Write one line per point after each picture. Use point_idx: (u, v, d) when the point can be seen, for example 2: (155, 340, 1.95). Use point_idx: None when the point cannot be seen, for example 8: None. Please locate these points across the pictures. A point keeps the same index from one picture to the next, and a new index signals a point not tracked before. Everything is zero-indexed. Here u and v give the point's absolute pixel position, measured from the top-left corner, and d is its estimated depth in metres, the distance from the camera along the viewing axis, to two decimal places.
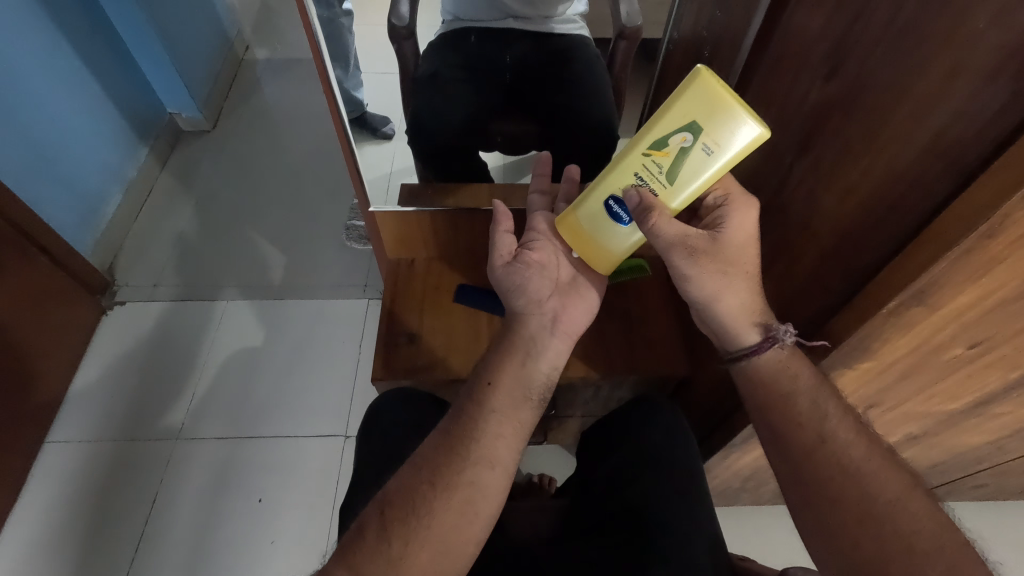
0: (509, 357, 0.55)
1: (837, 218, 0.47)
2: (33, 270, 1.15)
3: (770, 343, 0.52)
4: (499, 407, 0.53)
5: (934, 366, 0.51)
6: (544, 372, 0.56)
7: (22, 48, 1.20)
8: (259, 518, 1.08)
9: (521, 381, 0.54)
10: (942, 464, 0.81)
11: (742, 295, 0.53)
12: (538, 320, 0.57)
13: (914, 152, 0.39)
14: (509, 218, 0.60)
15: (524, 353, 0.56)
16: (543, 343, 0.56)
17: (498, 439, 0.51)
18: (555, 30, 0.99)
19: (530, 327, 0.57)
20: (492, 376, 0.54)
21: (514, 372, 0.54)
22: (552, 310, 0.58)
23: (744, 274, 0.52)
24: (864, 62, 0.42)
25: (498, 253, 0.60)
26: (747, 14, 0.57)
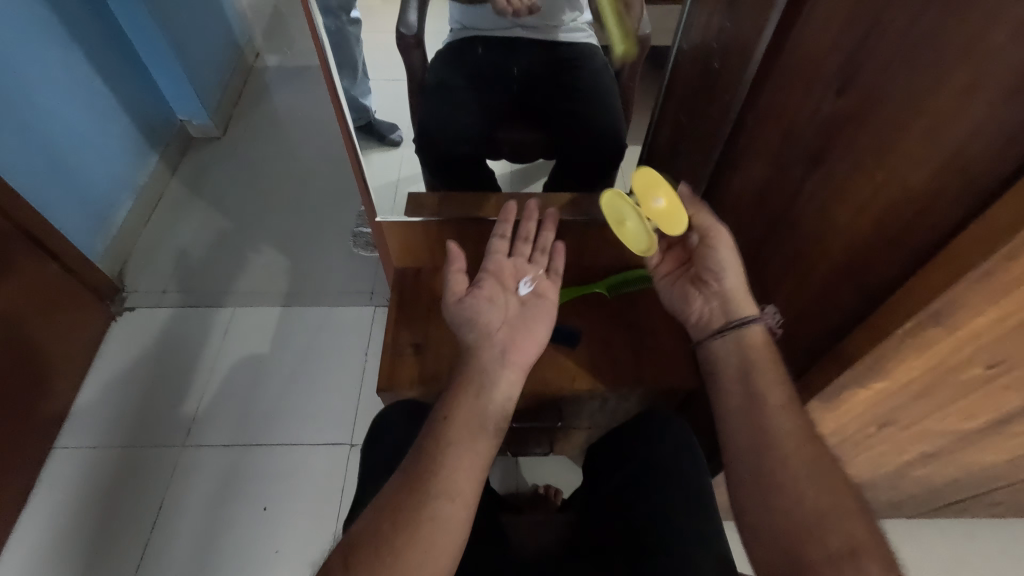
0: (464, 391, 0.55)
1: (849, 235, 0.46)
2: (44, 276, 1.17)
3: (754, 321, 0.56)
4: (455, 439, 0.52)
5: (951, 386, 0.49)
6: (498, 403, 0.55)
7: (35, 58, 1.22)
8: (264, 526, 1.07)
9: (476, 412, 0.54)
10: (958, 481, 0.79)
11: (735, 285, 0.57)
12: (488, 352, 0.57)
13: (930, 170, 0.38)
14: (462, 258, 0.63)
15: (477, 387, 0.55)
16: (494, 374, 0.56)
17: (458, 472, 0.50)
18: (560, 38, 1.00)
19: (481, 359, 0.57)
20: (446, 411, 0.54)
21: (469, 404, 0.54)
22: (501, 343, 0.58)
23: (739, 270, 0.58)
24: (877, 75, 0.41)
25: (451, 290, 0.61)
26: (756, 25, 0.56)
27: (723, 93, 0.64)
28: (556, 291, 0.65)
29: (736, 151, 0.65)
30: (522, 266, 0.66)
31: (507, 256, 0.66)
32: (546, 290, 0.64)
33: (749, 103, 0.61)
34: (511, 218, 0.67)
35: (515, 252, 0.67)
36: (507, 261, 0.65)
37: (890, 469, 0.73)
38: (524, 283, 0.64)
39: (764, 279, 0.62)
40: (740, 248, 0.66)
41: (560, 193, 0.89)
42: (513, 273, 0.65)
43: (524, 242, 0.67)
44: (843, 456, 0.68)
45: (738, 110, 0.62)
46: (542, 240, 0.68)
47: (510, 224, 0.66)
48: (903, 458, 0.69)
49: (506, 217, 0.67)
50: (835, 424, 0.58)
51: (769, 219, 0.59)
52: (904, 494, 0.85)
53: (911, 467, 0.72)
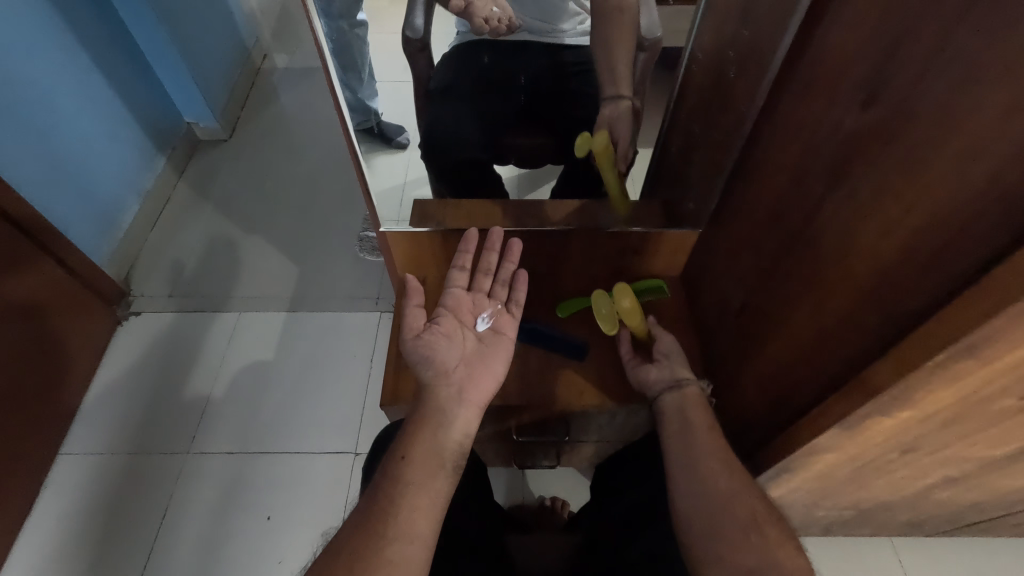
0: (422, 428, 0.54)
1: (874, 258, 0.43)
2: (51, 282, 1.17)
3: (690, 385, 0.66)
4: (414, 480, 0.51)
5: (981, 416, 0.47)
6: (456, 440, 0.55)
7: (43, 63, 1.22)
8: (269, 536, 1.07)
9: (432, 452, 0.53)
10: (981, 503, 0.76)
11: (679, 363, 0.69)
12: (445, 391, 0.57)
13: (963, 195, 0.35)
14: (420, 293, 0.64)
15: (435, 425, 0.55)
16: (452, 413, 0.56)
17: (415, 512, 0.50)
18: (564, 43, 0.98)
19: (437, 398, 0.56)
20: (405, 450, 0.53)
21: (426, 442, 0.54)
22: (458, 381, 0.58)
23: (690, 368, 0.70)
24: (908, 90, 0.39)
25: (409, 325, 0.61)
26: (775, 32, 0.54)
27: (739, 102, 0.62)
28: (513, 327, 0.67)
29: (752, 162, 0.63)
30: (481, 300, 0.67)
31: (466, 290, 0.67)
32: (504, 326, 0.66)
33: (768, 111, 0.58)
34: (471, 248, 0.67)
35: (475, 286, 0.68)
36: (466, 295, 0.66)
37: (910, 492, 0.71)
38: (482, 319, 0.66)
39: (776, 299, 0.59)
40: (754, 264, 0.64)
41: (568, 201, 0.87)
42: (473, 306, 0.66)
43: (484, 276, 0.68)
44: (862, 480, 0.66)
45: (756, 118, 0.60)
46: (504, 272, 0.70)
47: (470, 256, 0.67)
48: (925, 482, 0.66)
49: (467, 248, 0.67)
50: (855, 450, 0.56)
51: (786, 236, 0.56)
52: (923, 515, 0.82)
53: (933, 490, 0.69)
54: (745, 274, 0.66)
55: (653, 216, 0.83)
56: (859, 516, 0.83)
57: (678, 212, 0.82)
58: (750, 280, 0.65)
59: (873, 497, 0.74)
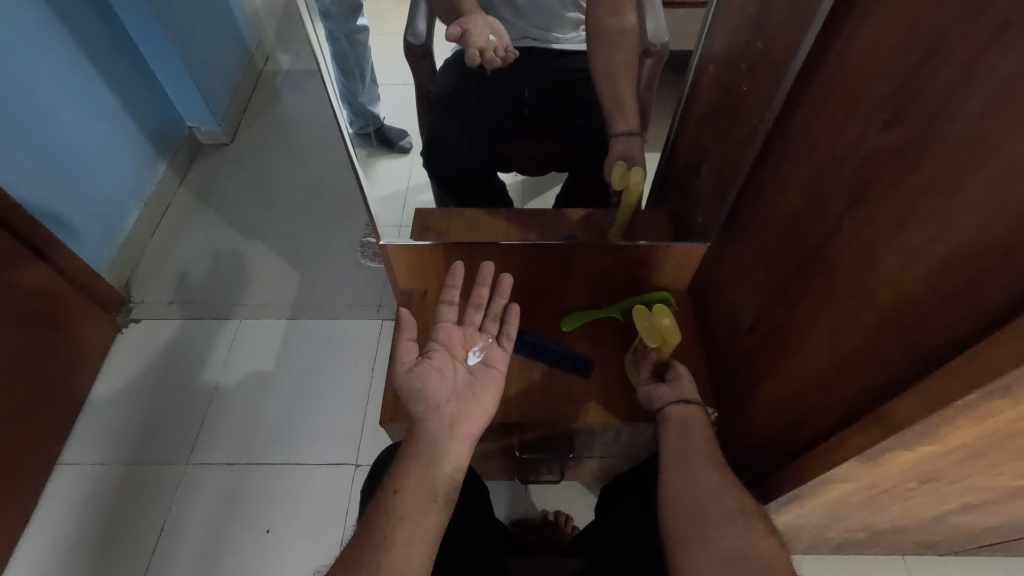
0: (414, 462, 0.55)
1: (896, 285, 0.41)
2: (51, 291, 1.16)
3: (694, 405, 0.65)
4: (406, 513, 0.52)
5: (1007, 449, 0.44)
6: (448, 474, 0.55)
7: (43, 68, 1.20)
8: (268, 549, 1.05)
9: (426, 484, 0.54)
10: (998, 528, 0.73)
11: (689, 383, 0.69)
12: (435, 426, 0.57)
13: (998, 225, 0.33)
14: (413, 325, 0.61)
15: (426, 459, 0.55)
16: (443, 447, 0.56)
17: (407, 547, 0.50)
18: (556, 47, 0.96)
19: (428, 432, 0.56)
20: (397, 484, 0.53)
21: (418, 476, 0.54)
22: (449, 415, 0.58)
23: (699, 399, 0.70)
24: (936, 110, 0.37)
25: (400, 358, 0.60)
26: (789, 44, 0.51)
27: (750, 115, 0.60)
28: (505, 360, 0.65)
29: (765, 176, 0.61)
30: (471, 333, 0.66)
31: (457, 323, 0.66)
32: (495, 359, 0.65)
33: (781, 125, 0.56)
34: (459, 283, 0.65)
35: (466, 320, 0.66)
36: (456, 329, 0.65)
37: (927, 516, 0.68)
38: (474, 352, 0.65)
39: (789, 321, 0.56)
40: (765, 283, 0.61)
41: (572, 211, 0.85)
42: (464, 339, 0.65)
43: (474, 310, 0.66)
44: (877, 506, 0.63)
45: (769, 132, 0.58)
46: (494, 306, 0.68)
47: (458, 289, 0.65)
48: (942, 508, 0.63)
49: (455, 283, 0.65)
50: (872, 479, 0.53)
51: (801, 256, 0.54)
52: (938, 537, 0.80)
53: (949, 515, 0.67)
54: (756, 292, 0.64)
55: (660, 227, 0.81)
56: (871, 537, 0.80)
57: (687, 224, 0.80)
58: (761, 298, 0.62)
59: (887, 521, 0.71)
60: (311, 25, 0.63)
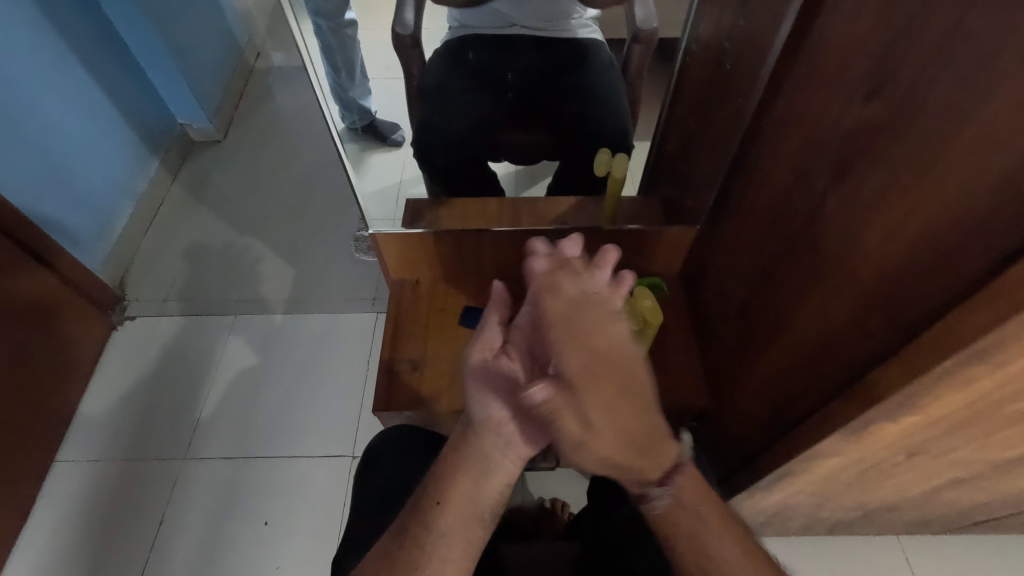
0: (461, 472, 0.47)
1: (878, 258, 0.41)
2: (41, 292, 1.15)
3: (681, 469, 0.46)
4: (447, 530, 0.45)
5: (990, 420, 0.45)
6: (497, 489, 0.47)
7: (32, 66, 1.19)
8: (265, 542, 1.05)
9: (471, 499, 0.46)
10: (990, 503, 0.74)
11: (610, 456, 0.42)
12: (493, 441, 0.47)
13: (974, 193, 0.33)
14: (506, 306, 0.48)
15: (478, 471, 0.47)
16: (495, 463, 0.47)
17: (445, 563, 0.45)
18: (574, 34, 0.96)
19: (482, 445, 0.47)
20: (441, 495, 0.46)
21: (463, 490, 0.46)
22: (511, 433, 0.47)
23: (628, 418, 0.42)
24: (915, 82, 0.37)
25: (479, 344, 0.48)
26: (774, 20, 0.51)
27: (736, 96, 0.60)
28: None
29: (753, 156, 0.60)
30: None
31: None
32: None
33: (765, 105, 0.56)
34: None
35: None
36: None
37: (917, 493, 0.69)
38: None
39: (777, 299, 0.56)
40: (754, 264, 0.61)
41: (564, 200, 0.84)
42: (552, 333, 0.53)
43: None
44: (867, 483, 0.64)
45: (755, 112, 0.58)
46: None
47: None
48: (931, 483, 0.64)
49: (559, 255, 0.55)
50: (859, 454, 0.54)
51: (789, 234, 0.54)
52: (930, 515, 0.81)
53: (940, 490, 0.67)
54: (746, 273, 0.64)
55: (652, 214, 0.81)
56: (864, 516, 0.81)
57: (678, 209, 0.80)
58: (750, 280, 0.62)
59: (878, 499, 0.72)
60: (296, 21, 0.70)
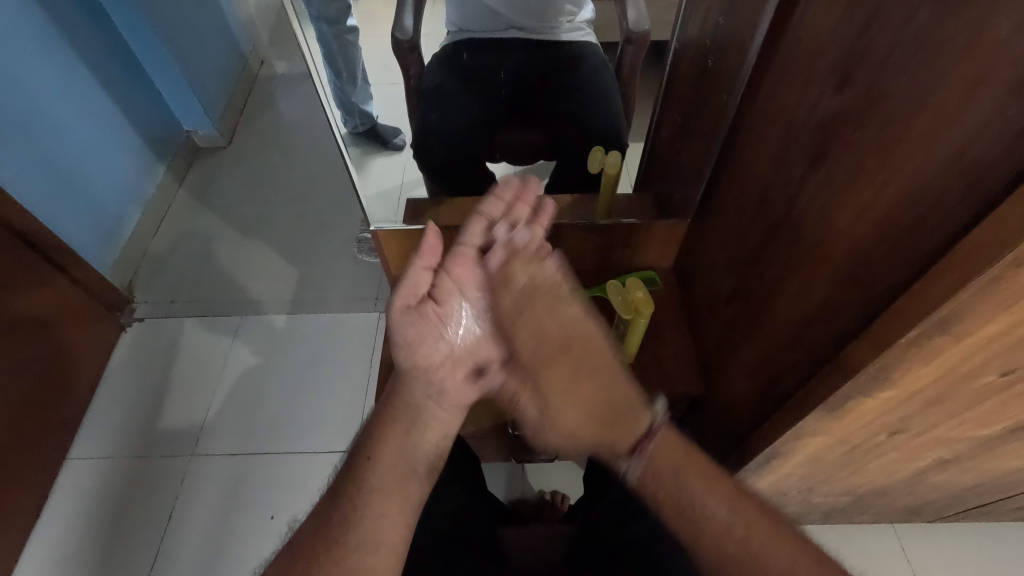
0: (395, 425, 0.50)
1: (850, 240, 0.44)
2: (53, 293, 1.18)
3: (652, 436, 0.50)
4: (378, 485, 0.48)
5: (963, 394, 0.47)
6: (430, 443, 0.52)
7: (44, 75, 1.24)
8: (273, 534, 1.08)
9: (403, 454, 0.50)
10: (978, 487, 0.76)
11: (574, 428, 0.52)
12: (422, 389, 0.52)
13: (930, 171, 0.36)
14: (432, 251, 0.53)
15: (408, 425, 0.51)
16: (426, 414, 0.52)
17: (381, 518, 0.47)
18: (560, 38, 1.00)
19: (412, 396, 0.52)
20: (372, 449, 0.49)
21: (395, 444, 0.50)
22: (439, 382, 0.53)
23: (576, 395, 0.51)
24: (877, 71, 0.39)
25: (408, 288, 0.52)
26: (752, 18, 0.54)
27: (721, 92, 0.63)
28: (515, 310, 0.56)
29: (737, 149, 0.63)
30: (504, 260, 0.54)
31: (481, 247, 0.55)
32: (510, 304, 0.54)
33: (746, 100, 0.59)
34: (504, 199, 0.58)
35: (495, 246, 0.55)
36: (473, 263, 0.55)
37: (904, 476, 0.71)
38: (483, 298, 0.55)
39: (760, 285, 0.59)
40: (740, 253, 0.64)
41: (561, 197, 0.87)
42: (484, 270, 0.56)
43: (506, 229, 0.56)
44: (853, 464, 0.66)
45: (737, 106, 0.61)
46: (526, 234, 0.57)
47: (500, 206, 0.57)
48: (917, 464, 0.66)
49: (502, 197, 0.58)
50: (842, 432, 0.56)
51: (768, 222, 0.56)
52: (922, 500, 0.82)
53: (927, 472, 0.69)
54: (732, 262, 0.66)
55: (645, 209, 0.84)
56: (855, 502, 0.83)
57: (668, 203, 0.82)
58: (736, 268, 0.65)
59: (867, 483, 0.74)
60: (300, 27, 0.73)
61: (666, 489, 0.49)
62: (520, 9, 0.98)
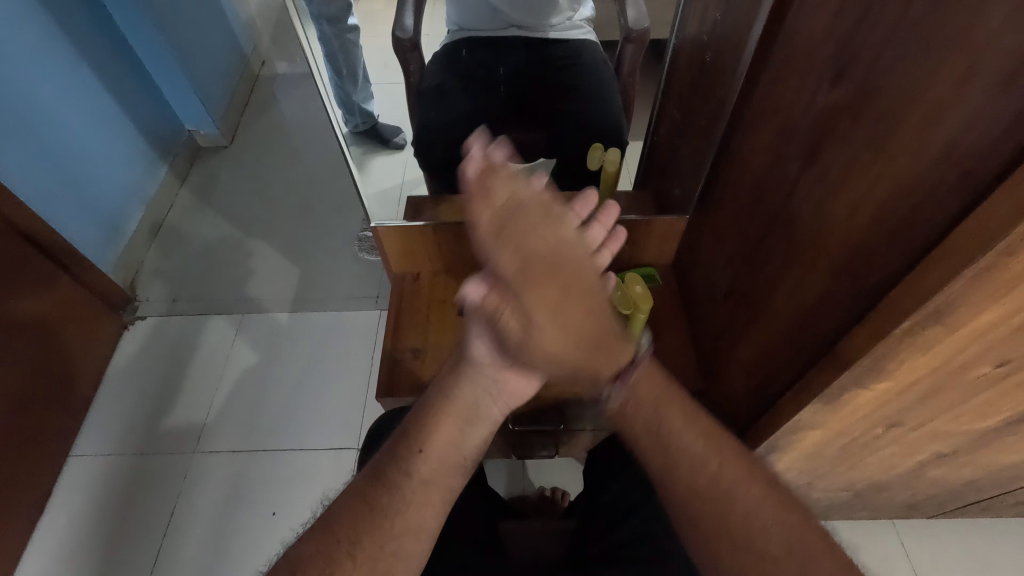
0: (444, 416, 0.49)
1: (846, 231, 0.44)
2: (56, 292, 1.19)
3: (638, 363, 0.49)
4: (428, 477, 0.46)
5: (959, 386, 0.48)
6: (479, 437, 0.50)
7: (46, 72, 1.24)
8: (274, 531, 1.08)
9: (454, 446, 0.48)
10: (976, 482, 0.76)
11: (559, 352, 0.46)
12: (478, 385, 0.50)
13: (923, 161, 0.36)
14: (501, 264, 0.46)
15: (462, 418, 0.49)
16: (483, 410, 0.50)
17: (426, 507, 0.45)
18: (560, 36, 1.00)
19: (464, 394, 0.50)
20: (424, 442, 0.47)
21: (446, 436, 0.48)
22: (495, 380, 0.51)
23: (568, 319, 0.44)
24: (872, 63, 0.40)
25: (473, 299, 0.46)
26: (750, 13, 0.54)
27: (719, 88, 0.63)
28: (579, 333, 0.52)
29: (734, 145, 0.63)
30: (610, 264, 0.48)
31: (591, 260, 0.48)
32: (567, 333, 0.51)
33: (744, 96, 0.59)
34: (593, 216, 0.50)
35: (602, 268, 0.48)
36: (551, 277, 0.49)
37: (903, 470, 0.71)
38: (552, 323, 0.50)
39: (759, 279, 0.59)
40: (738, 248, 0.64)
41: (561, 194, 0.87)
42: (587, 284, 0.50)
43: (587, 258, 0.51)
44: (851, 458, 0.66)
45: (735, 102, 0.61)
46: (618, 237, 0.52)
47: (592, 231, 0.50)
48: (915, 459, 0.66)
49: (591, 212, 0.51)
50: (839, 426, 0.56)
51: (766, 218, 0.56)
52: (921, 495, 0.83)
53: (925, 467, 0.70)
54: (730, 257, 0.66)
55: (644, 206, 0.84)
56: (855, 497, 0.83)
57: (667, 199, 0.83)
58: (735, 263, 0.65)
59: (866, 477, 0.74)
60: (301, 26, 0.73)
61: (651, 423, 0.48)
62: (520, 7, 0.99)
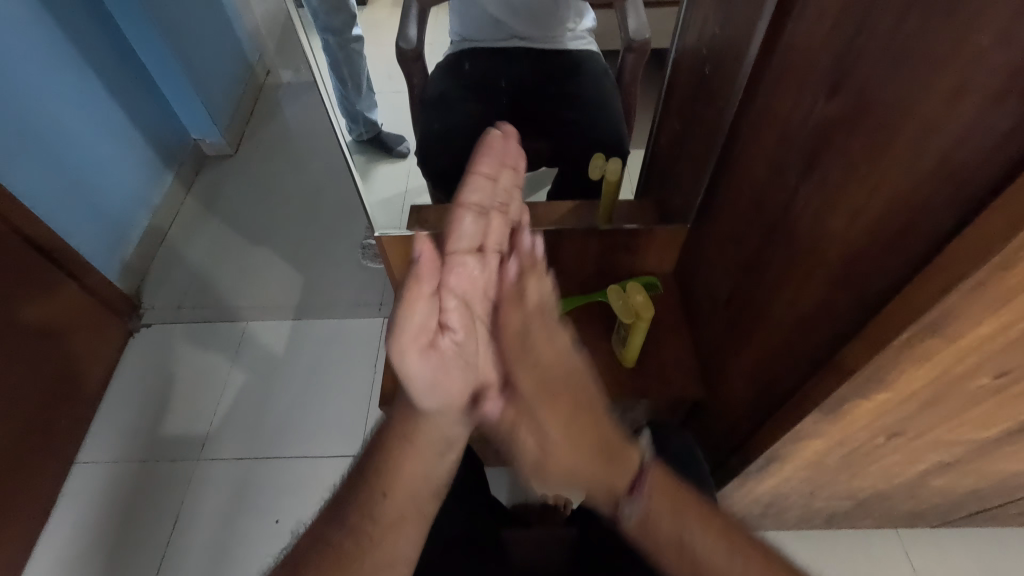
0: (408, 452, 0.47)
1: (844, 242, 0.44)
2: (62, 299, 1.20)
3: (644, 476, 0.48)
4: (399, 514, 0.45)
5: (959, 396, 0.48)
6: (450, 460, 0.48)
7: (54, 82, 1.26)
8: (277, 538, 1.09)
9: (424, 475, 0.47)
10: (979, 491, 0.76)
11: (572, 468, 0.47)
12: (443, 418, 0.47)
13: (920, 174, 0.37)
14: (431, 275, 0.42)
15: (432, 450, 0.47)
16: (453, 433, 0.48)
17: (398, 536, 0.45)
18: (564, 47, 1.03)
19: (431, 427, 0.47)
20: (387, 487, 0.46)
21: (411, 472, 0.46)
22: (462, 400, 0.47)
23: (581, 430, 0.47)
24: (868, 76, 0.40)
25: (412, 332, 0.43)
26: (749, 25, 0.55)
27: (718, 98, 0.64)
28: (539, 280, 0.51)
29: (734, 155, 0.64)
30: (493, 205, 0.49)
31: (476, 244, 0.48)
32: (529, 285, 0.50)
33: (743, 107, 0.60)
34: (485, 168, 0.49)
35: (490, 244, 0.49)
36: (474, 259, 0.48)
37: (905, 480, 0.71)
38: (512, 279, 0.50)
39: (758, 288, 0.59)
40: (738, 257, 0.64)
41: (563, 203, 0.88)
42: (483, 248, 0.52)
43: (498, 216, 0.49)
44: (854, 467, 0.66)
45: (734, 112, 0.61)
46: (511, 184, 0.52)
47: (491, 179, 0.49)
48: (918, 468, 0.66)
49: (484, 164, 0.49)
50: (841, 435, 0.56)
51: (765, 228, 0.57)
52: (924, 505, 0.83)
53: (927, 476, 0.70)
54: (730, 266, 0.67)
55: (646, 214, 0.85)
56: (858, 506, 0.83)
57: (668, 208, 0.83)
58: (735, 271, 0.65)
59: (869, 486, 0.74)
60: (306, 36, 0.74)
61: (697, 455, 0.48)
62: (523, 17, 1.01)
